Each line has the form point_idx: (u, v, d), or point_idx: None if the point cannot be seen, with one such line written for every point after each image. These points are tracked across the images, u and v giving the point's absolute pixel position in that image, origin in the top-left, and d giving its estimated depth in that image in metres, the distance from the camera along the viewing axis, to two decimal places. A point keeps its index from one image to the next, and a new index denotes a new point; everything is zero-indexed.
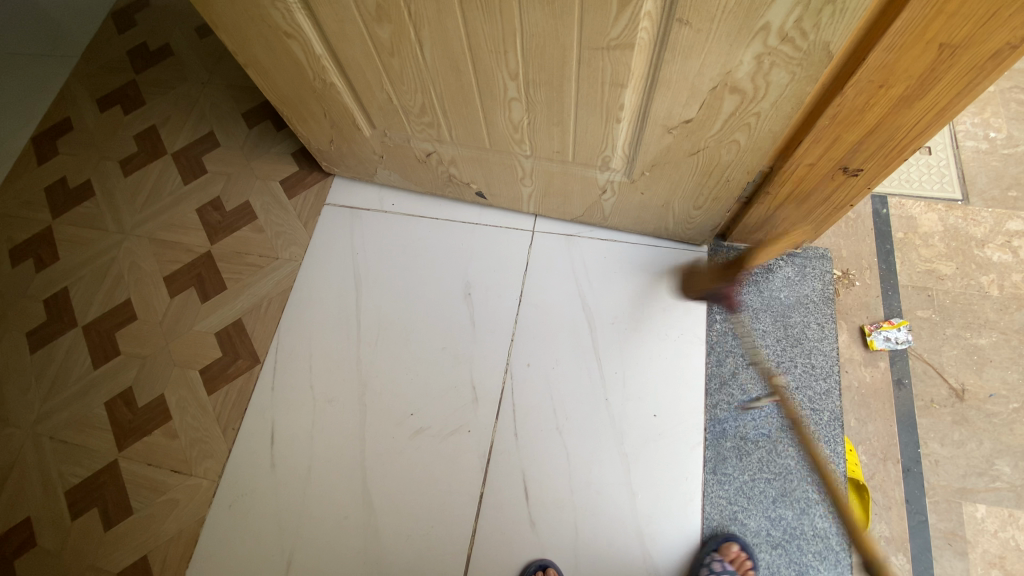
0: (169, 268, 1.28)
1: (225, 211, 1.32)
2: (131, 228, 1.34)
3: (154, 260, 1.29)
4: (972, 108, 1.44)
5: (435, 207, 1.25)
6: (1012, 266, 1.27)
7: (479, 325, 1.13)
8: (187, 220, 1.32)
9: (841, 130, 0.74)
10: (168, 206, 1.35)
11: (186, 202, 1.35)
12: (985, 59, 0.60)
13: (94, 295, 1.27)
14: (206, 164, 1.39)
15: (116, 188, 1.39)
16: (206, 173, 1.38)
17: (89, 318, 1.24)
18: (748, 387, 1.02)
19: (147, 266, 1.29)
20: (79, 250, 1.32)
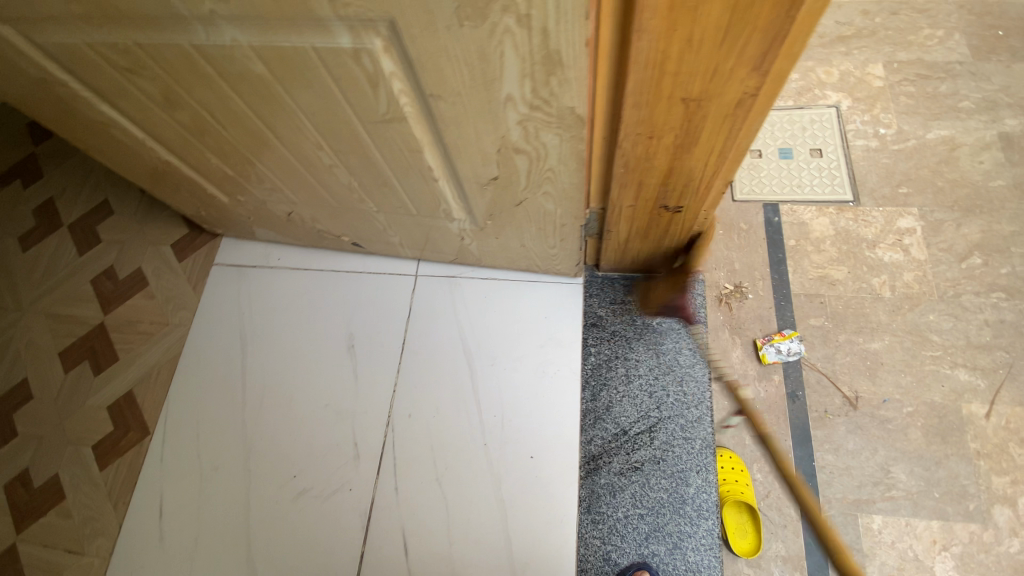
0: (65, 343, 1.29)
1: (118, 280, 1.33)
2: (29, 305, 1.34)
3: (50, 336, 1.30)
4: (862, 106, 1.44)
5: (319, 258, 1.26)
6: (903, 265, 1.26)
7: (361, 378, 1.12)
8: (81, 293, 1.33)
9: (640, 175, 0.74)
10: (62, 279, 1.35)
11: (79, 274, 1.36)
12: (731, 110, 0.59)
13: None
14: (101, 233, 1.39)
15: (14, 265, 1.39)
16: (101, 242, 1.38)
17: None
18: (622, 421, 1.02)
19: (44, 342, 1.29)
20: None
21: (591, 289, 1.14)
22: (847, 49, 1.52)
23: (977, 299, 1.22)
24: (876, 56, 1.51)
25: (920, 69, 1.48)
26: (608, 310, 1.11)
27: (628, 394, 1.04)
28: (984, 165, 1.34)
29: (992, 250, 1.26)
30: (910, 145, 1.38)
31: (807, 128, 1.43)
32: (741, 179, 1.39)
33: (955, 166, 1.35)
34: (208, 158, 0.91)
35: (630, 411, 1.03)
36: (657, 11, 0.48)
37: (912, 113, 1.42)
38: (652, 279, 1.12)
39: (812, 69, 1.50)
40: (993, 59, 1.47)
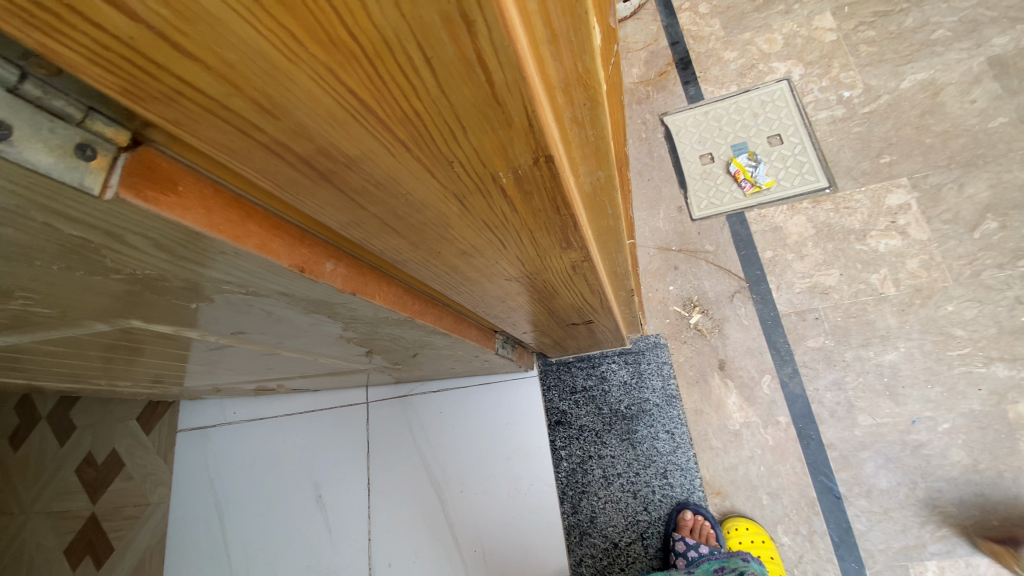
0: (66, 540, 1.18)
1: (98, 463, 1.22)
2: (28, 503, 1.22)
3: (52, 535, 1.19)
4: (816, 70, 1.24)
5: (272, 404, 1.21)
6: (904, 252, 1.08)
7: (336, 530, 1.07)
8: (70, 484, 1.21)
9: (523, 315, 0.64)
10: (48, 476, 1.23)
11: (64, 465, 1.23)
12: (570, 270, 0.48)
13: None
14: (73, 416, 1.26)
15: (6, 464, 1.25)
16: (77, 426, 1.25)
17: None
18: (610, 532, 0.92)
19: (48, 544, 1.18)
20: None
21: (548, 380, 1.03)
22: (787, 6, 1.32)
23: (1003, 273, 1.02)
24: (821, 5, 1.30)
25: (877, 5, 1.26)
26: (571, 403, 1.00)
27: (610, 500, 0.93)
28: (978, 104, 1.12)
29: (1009, 207, 1.05)
30: (883, 103, 1.18)
31: (758, 113, 1.25)
32: (695, 193, 1.24)
33: (942, 114, 1.14)
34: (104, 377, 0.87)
35: (617, 519, 0.93)
36: (401, 250, 0.37)
37: (877, 63, 1.21)
38: (610, 355, 1.01)
39: (750, 41, 1.32)
40: None
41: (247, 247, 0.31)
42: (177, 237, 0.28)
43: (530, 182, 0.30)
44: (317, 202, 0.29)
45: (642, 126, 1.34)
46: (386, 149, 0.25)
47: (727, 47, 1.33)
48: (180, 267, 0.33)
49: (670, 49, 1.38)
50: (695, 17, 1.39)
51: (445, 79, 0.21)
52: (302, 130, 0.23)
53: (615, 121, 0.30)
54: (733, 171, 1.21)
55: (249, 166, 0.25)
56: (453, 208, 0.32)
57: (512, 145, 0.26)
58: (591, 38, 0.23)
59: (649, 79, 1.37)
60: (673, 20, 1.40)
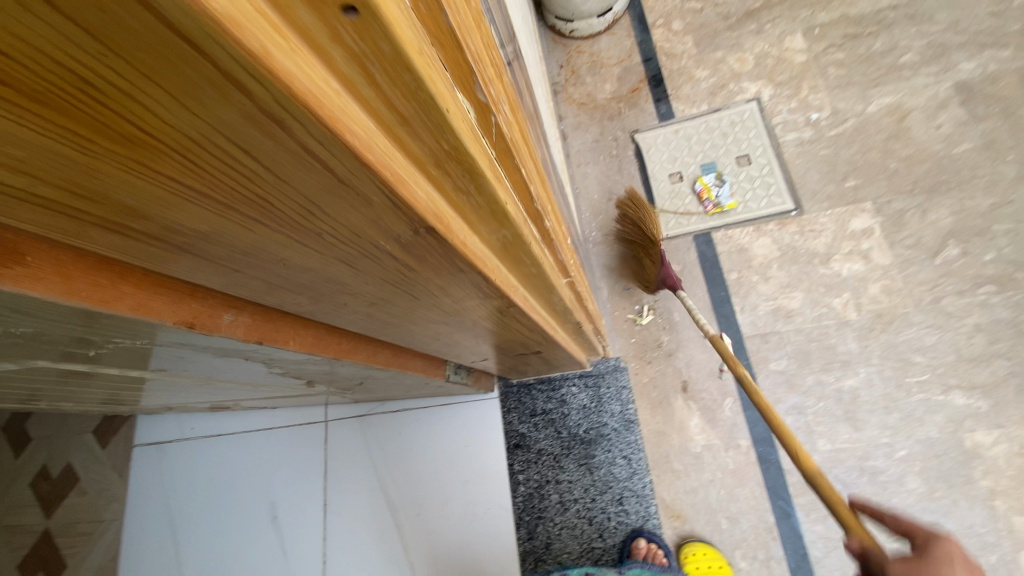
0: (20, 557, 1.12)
1: (53, 477, 1.16)
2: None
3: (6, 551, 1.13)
4: (786, 91, 1.24)
5: (231, 420, 1.19)
6: (866, 276, 1.08)
7: (291, 552, 1.05)
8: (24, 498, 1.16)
9: (464, 347, 0.62)
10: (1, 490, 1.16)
11: (18, 480, 1.17)
12: (498, 313, 0.47)
13: None
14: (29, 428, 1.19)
15: None
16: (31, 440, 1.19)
17: None
18: (565, 559, 0.91)
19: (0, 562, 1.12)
20: None
21: (507, 402, 1.01)
22: (759, 26, 1.31)
23: (960, 300, 1.03)
24: (792, 25, 1.29)
25: (848, 26, 1.25)
26: (529, 426, 0.99)
27: (566, 526, 0.92)
28: (943, 129, 1.13)
29: (969, 234, 1.06)
30: (849, 126, 1.18)
31: (728, 133, 1.25)
32: (663, 212, 1.23)
33: (908, 138, 1.14)
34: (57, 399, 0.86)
35: (572, 546, 0.91)
36: (301, 302, 0.36)
37: (845, 86, 1.21)
38: (571, 378, 0.99)
39: (722, 60, 1.31)
40: None
41: (118, 310, 0.29)
42: (32, 305, 0.27)
43: (418, 248, 0.29)
44: (186, 266, 0.28)
45: (613, 142, 1.33)
46: (240, 226, 0.23)
47: (698, 66, 1.33)
48: (57, 326, 0.31)
49: (643, 65, 1.37)
50: (668, 34, 1.38)
51: (275, 168, 0.19)
52: (135, 212, 0.21)
53: (508, 188, 0.29)
54: (699, 190, 1.21)
55: (93, 240, 0.24)
56: (342, 271, 0.30)
57: (384, 220, 0.25)
58: (451, 119, 0.22)
59: (621, 95, 1.36)
60: (647, 36, 1.39)
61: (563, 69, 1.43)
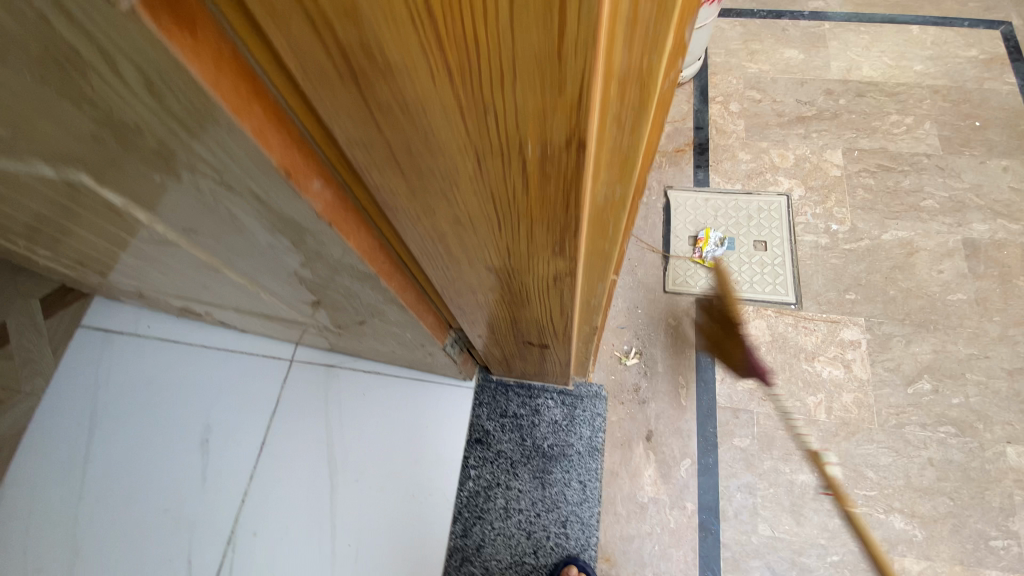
0: None
1: None
2: None
3: None
4: (815, 196, 1.32)
5: (192, 330, 1.14)
6: (843, 384, 1.13)
7: (211, 479, 1.00)
8: None
9: (483, 316, 0.62)
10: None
11: None
12: (551, 282, 0.48)
13: None
14: None
15: None
16: None
17: None
18: (491, 566, 0.88)
19: None
20: None
21: (481, 396, 1.00)
22: (806, 132, 1.40)
23: (922, 432, 1.08)
24: (835, 141, 1.38)
25: (883, 158, 1.35)
26: (496, 425, 0.97)
27: (502, 533, 0.90)
28: (944, 275, 1.20)
29: (944, 374, 1.12)
30: (863, 245, 1.25)
31: (753, 216, 1.31)
32: (675, 268, 1.28)
33: (910, 273, 1.21)
34: (34, 245, 0.81)
35: (502, 556, 0.88)
36: (397, 193, 0.36)
37: (868, 209, 1.29)
38: (550, 391, 0.99)
39: (765, 151, 1.38)
40: (966, 153, 1.33)
41: (241, 127, 0.28)
42: (170, 86, 0.26)
43: (553, 166, 0.30)
44: (334, 102, 0.28)
45: (646, 190, 1.37)
46: (431, 70, 0.24)
47: (743, 148, 1.40)
48: (164, 127, 0.30)
49: (693, 131, 1.43)
50: (724, 111, 1.45)
51: (518, 13, 0.20)
52: (355, 12, 0.21)
53: (652, 139, 0.30)
54: (698, 238, 1.29)
55: (281, 33, 0.23)
56: (469, 164, 0.31)
57: (554, 116, 0.26)
58: (668, 35, 0.23)
59: (666, 150, 1.41)
60: (704, 106, 1.46)
61: None
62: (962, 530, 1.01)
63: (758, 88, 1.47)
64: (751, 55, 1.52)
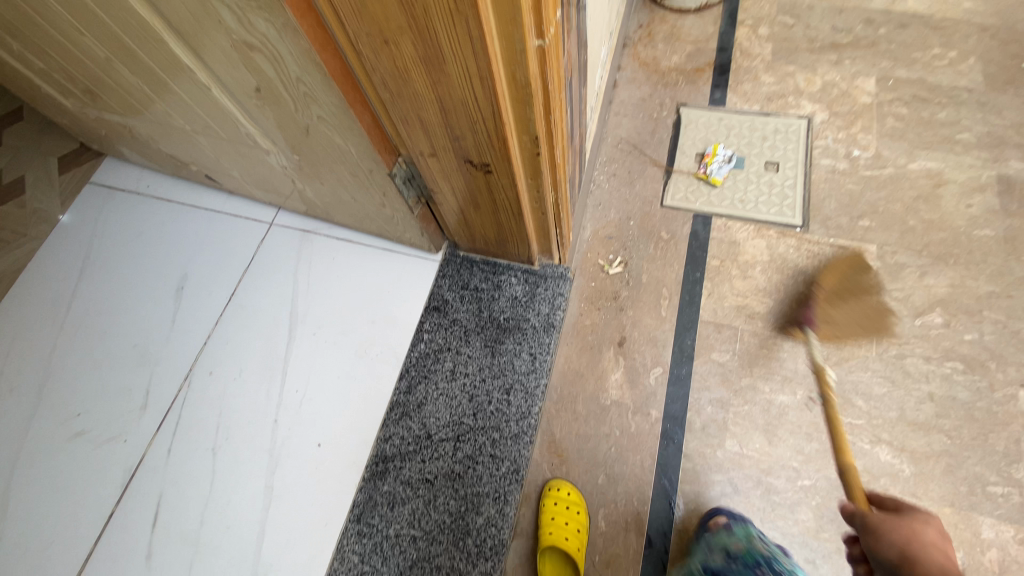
0: None
1: None
2: None
3: None
4: (839, 122, 1.22)
5: (186, 191, 1.17)
6: (843, 310, 1.03)
7: (179, 323, 1.02)
8: None
9: (414, 108, 0.60)
10: None
11: None
12: (452, 7, 0.45)
13: None
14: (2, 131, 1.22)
15: None
16: None
17: None
18: (429, 423, 0.85)
19: None
20: None
21: (446, 269, 0.97)
22: (838, 58, 1.30)
23: (925, 365, 0.97)
24: (869, 70, 1.27)
25: (919, 90, 1.23)
26: (455, 295, 0.94)
27: (445, 394, 0.87)
28: (971, 209, 1.10)
29: (958, 309, 1.01)
30: (884, 174, 1.15)
31: (768, 138, 1.22)
32: (675, 183, 1.20)
33: (934, 205, 1.11)
34: (23, 57, 0.85)
35: (441, 414, 0.85)
36: None
37: (896, 138, 1.18)
38: (515, 268, 0.95)
39: (791, 75, 1.29)
40: (1011, 91, 1.21)
41: None
42: None
43: None
44: None
45: (658, 106, 1.30)
46: None
47: (767, 71, 1.31)
48: None
49: (716, 52, 1.35)
50: (751, 34, 1.36)
51: None
52: None
53: None
54: (706, 154, 1.21)
55: None
56: None
57: None
58: None
59: (684, 70, 1.34)
60: (730, 29, 1.38)
61: (640, 28, 1.42)
62: (957, 471, 0.90)
63: (791, 15, 1.37)
64: None
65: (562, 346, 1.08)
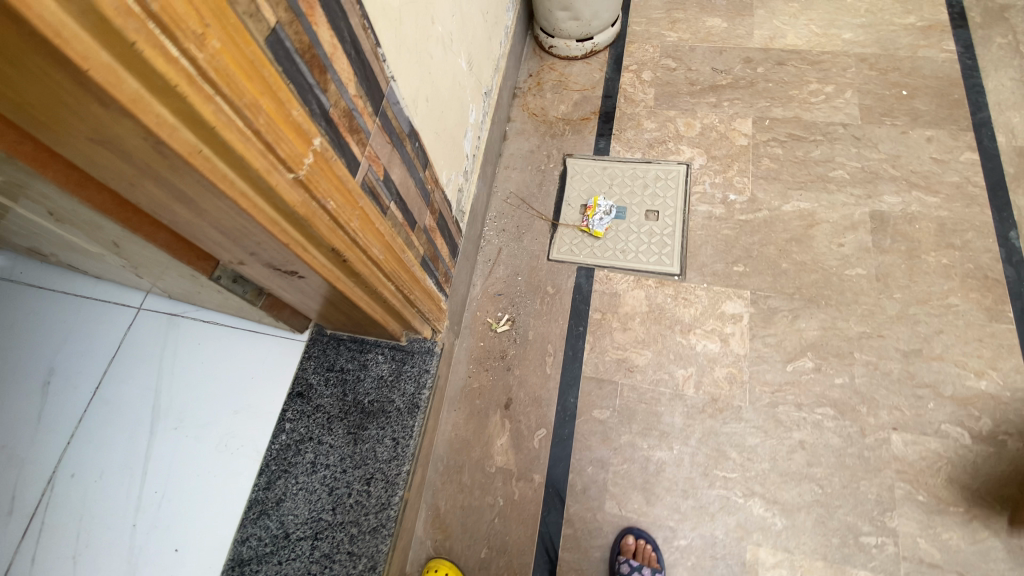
0: None
1: None
2: None
3: None
4: (717, 165, 1.24)
5: (57, 275, 1.12)
6: (717, 359, 1.04)
7: (44, 422, 0.97)
8: None
9: (198, 231, 0.58)
10: None
11: None
12: (169, 164, 0.44)
13: None
14: None
15: None
16: None
17: None
18: (288, 521, 0.84)
19: None
20: None
21: (312, 349, 0.96)
22: (718, 100, 1.33)
23: (797, 412, 0.99)
24: (747, 110, 1.30)
25: (796, 128, 1.26)
26: (320, 379, 0.93)
27: (305, 488, 0.86)
28: (843, 248, 1.12)
29: (828, 352, 1.03)
30: (760, 217, 1.17)
31: (649, 185, 1.24)
32: (560, 236, 1.21)
33: (808, 246, 1.13)
34: None
35: (300, 510, 0.85)
36: None
37: (771, 179, 1.21)
38: (381, 345, 0.95)
39: (672, 119, 1.32)
40: (887, 122, 1.23)
41: None
42: None
43: None
44: None
45: (545, 158, 1.32)
46: None
47: (649, 117, 1.33)
48: None
49: (601, 100, 1.37)
50: (635, 80, 1.39)
51: None
52: None
53: None
54: (588, 206, 1.22)
55: None
56: None
57: None
58: None
59: (571, 118, 1.36)
60: (616, 75, 1.40)
61: (530, 78, 1.43)
62: (829, 522, 0.91)
63: (673, 57, 1.40)
64: (671, 24, 1.45)
65: (449, 412, 1.07)
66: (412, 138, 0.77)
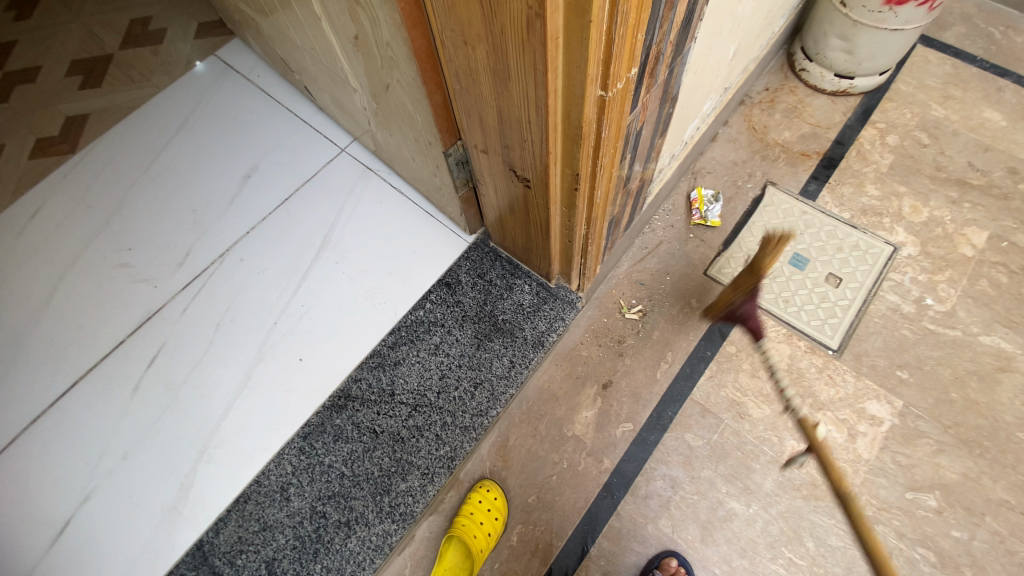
0: (80, 55, 1.32)
1: (147, 28, 1.36)
2: (85, 14, 1.38)
3: (75, 44, 1.33)
4: (925, 263, 1.13)
5: (285, 92, 1.26)
6: (835, 449, 0.99)
7: (232, 207, 1.12)
8: (117, 24, 1.36)
9: (477, 106, 0.62)
10: (121, 10, 1.38)
11: (129, 10, 1.38)
12: (523, 37, 0.46)
13: (30, 51, 1.34)
14: None
15: None
16: None
17: (8, 67, 1.32)
18: (397, 383, 0.91)
19: (69, 46, 1.33)
20: (43, 16, 1.38)
21: (472, 251, 1.01)
22: (959, 197, 1.19)
23: (895, 541, 0.93)
24: (986, 222, 1.16)
25: None
26: (469, 280, 0.98)
27: (422, 363, 0.92)
28: None
29: (957, 500, 0.94)
30: (949, 335, 1.06)
31: (843, 250, 1.15)
32: (728, 257, 1.17)
33: (988, 388, 1.02)
34: None
35: (411, 379, 0.91)
36: None
37: (980, 303, 1.09)
38: (532, 277, 0.98)
39: (898, 196, 1.20)
40: None
41: None
42: None
43: None
44: None
45: (746, 176, 1.26)
46: None
47: (875, 183, 1.22)
48: None
49: (831, 144, 1.28)
50: (877, 139, 1.27)
51: None
52: None
53: None
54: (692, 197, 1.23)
55: None
56: None
57: None
58: None
59: (790, 149, 1.28)
60: (858, 125, 1.29)
61: (765, 91, 1.36)
62: None
63: (930, 133, 1.27)
64: (943, 98, 1.30)
65: (550, 365, 1.09)
66: (672, 103, 0.76)
